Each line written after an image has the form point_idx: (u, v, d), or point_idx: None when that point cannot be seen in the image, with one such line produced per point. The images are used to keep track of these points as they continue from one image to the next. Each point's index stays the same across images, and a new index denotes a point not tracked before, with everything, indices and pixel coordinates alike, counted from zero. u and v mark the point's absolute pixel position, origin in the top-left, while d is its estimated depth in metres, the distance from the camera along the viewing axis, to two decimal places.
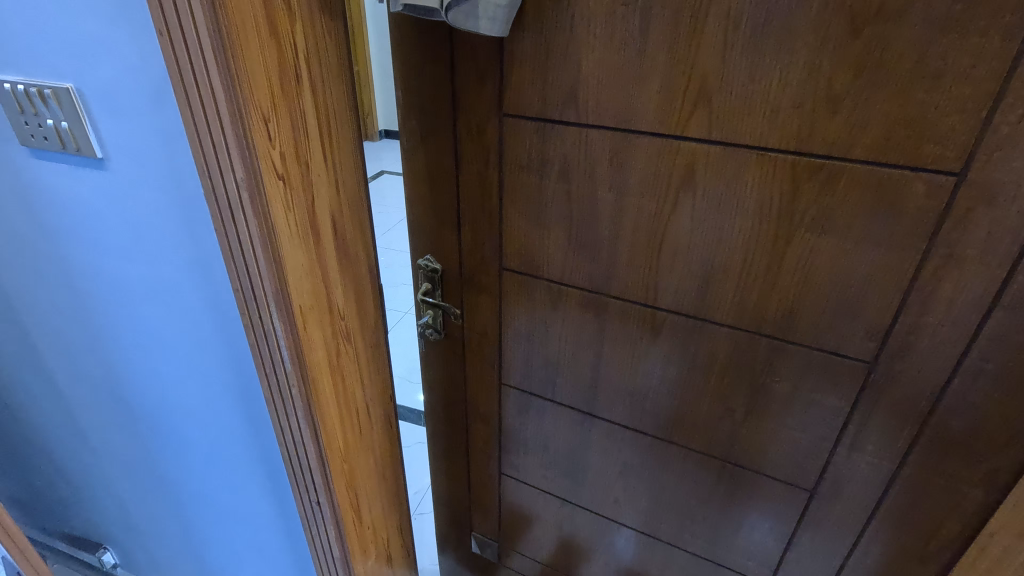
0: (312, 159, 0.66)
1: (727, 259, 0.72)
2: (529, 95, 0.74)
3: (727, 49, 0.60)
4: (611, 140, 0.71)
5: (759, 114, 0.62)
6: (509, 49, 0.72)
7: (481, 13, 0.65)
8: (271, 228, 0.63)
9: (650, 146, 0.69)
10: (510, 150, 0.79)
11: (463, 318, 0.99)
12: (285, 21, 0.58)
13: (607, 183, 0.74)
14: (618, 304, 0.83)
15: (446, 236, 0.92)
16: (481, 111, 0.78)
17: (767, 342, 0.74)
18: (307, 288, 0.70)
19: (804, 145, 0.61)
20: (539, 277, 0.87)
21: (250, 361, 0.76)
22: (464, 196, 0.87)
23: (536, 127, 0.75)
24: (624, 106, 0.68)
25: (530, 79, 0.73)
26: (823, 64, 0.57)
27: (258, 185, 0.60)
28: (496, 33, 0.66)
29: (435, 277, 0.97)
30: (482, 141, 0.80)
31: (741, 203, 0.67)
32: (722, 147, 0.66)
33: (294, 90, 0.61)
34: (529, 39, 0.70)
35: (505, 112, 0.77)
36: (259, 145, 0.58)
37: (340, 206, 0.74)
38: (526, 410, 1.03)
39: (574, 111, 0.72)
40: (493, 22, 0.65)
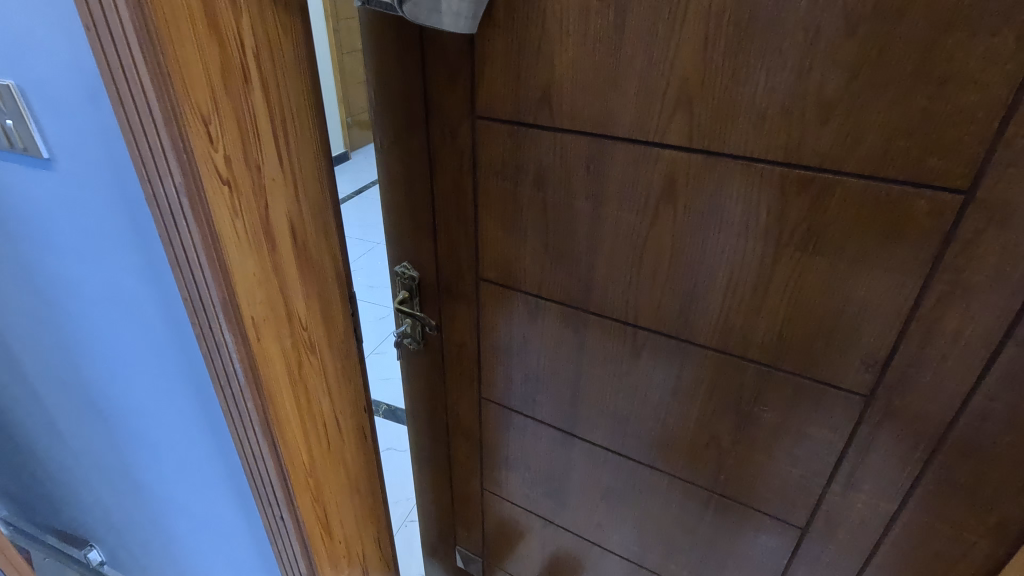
0: (263, 163, 0.62)
1: (710, 277, 0.66)
2: (502, 96, 0.69)
3: (708, 49, 0.55)
4: (587, 146, 0.66)
5: (743, 120, 0.56)
6: (480, 46, 0.67)
7: (445, 8, 0.60)
8: (216, 235, 0.59)
9: (627, 153, 0.64)
10: (484, 154, 0.74)
11: (442, 329, 0.95)
12: (227, 16, 0.54)
13: (584, 193, 0.69)
14: (598, 321, 0.77)
15: (423, 242, 0.88)
16: (453, 113, 0.74)
17: (754, 368, 0.68)
18: (261, 298, 0.67)
19: (793, 156, 0.55)
20: (516, 290, 0.82)
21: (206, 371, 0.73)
22: (440, 201, 0.82)
23: (509, 130, 0.70)
24: (600, 110, 0.63)
25: (501, 78, 0.67)
26: (813, 66, 0.51)
27: (199, 190, 0.56)
28: (461, 29, 0.62)
29: (413, 285, 0.93)
30: (456, 144, 0.76)
31: (725, 218, 0.62)
32: (704, 156, 0.60)
33: (241, 89, 0.58)
34: (499, 36, 0.65)
35: (478, 115, 0.72)
36: (197, 149, 0.55)
37: (300, 211, 0.70)
38: (506, 426, 0.98)
39: (548, 115, 0.67)
40: (457, 18, 0.61)
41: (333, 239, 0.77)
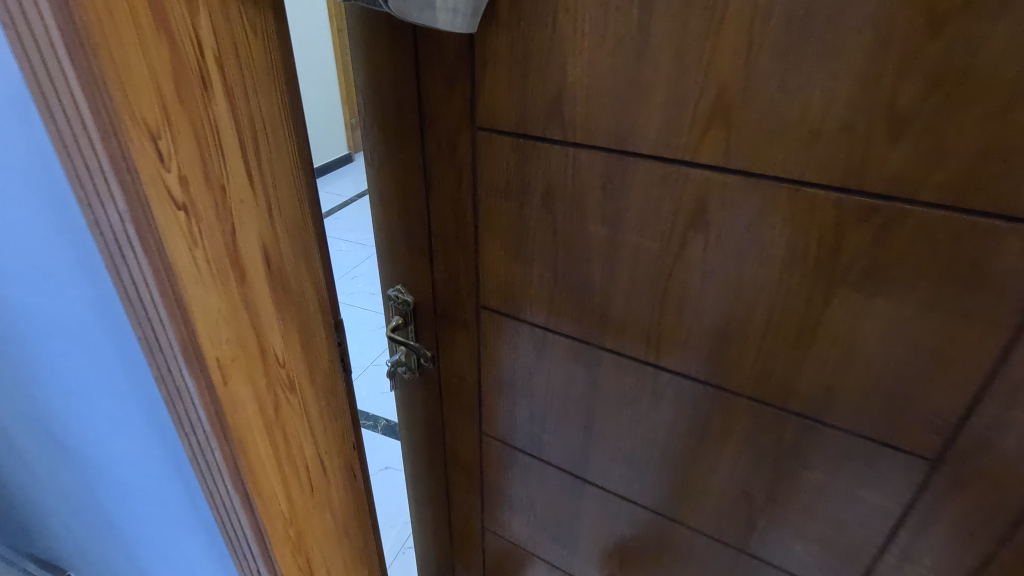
0: (227, 182, 0.54)
1: (746, 316, 0.56)
2: (506, 104, 0.60)
3: (752, 52, 0.45)
4: (603, 164, 0.57)
5: (794, 138, 0.47)
6: (480, 47, 0.58)
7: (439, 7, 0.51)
8: (170, 268, 0.51)
9: (651, 172, 0.55)
10: (485, 170, 0.66)
11: (440, 359, 0.87)
12: (179, 13, 0.46)
13: (599, 216, 0.60)
14: (613, 358, 0.68)
15: (418, 265, 0.80)
16: (451, 122, 0.65)
17: (795, 420, 0.59)
18: (227, 336, 0.58)
19: (854, 181, 0.46)
20: (521, 321, 0.74)
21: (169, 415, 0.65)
22: (437, 220, 0.73)
23: (514, 143, 0.61)
24: (619, 122, 0.54)
25: (504, 84, 0.59)
26: (885, 72, 0.42)
27: (147, 216, 0.48)
28: (458, 28, 0.53)
29: (407, 310, 0.85)
30: (454, 158, 0.67)
31: (767, 249, 0.52)
32: (742, 178, 0.51)
33: (199, 98, 0.49)
34: (503, 35, 0.56)
35: (479, 126, 0.63)
36: (144, 170, 0.46)
37: (275, 235, 0.61)
38: (509, 465, 0.89)
39: (559, 127, 0.58)
40: (452, 16, 0.52)
41: (313, 264, 0.69)
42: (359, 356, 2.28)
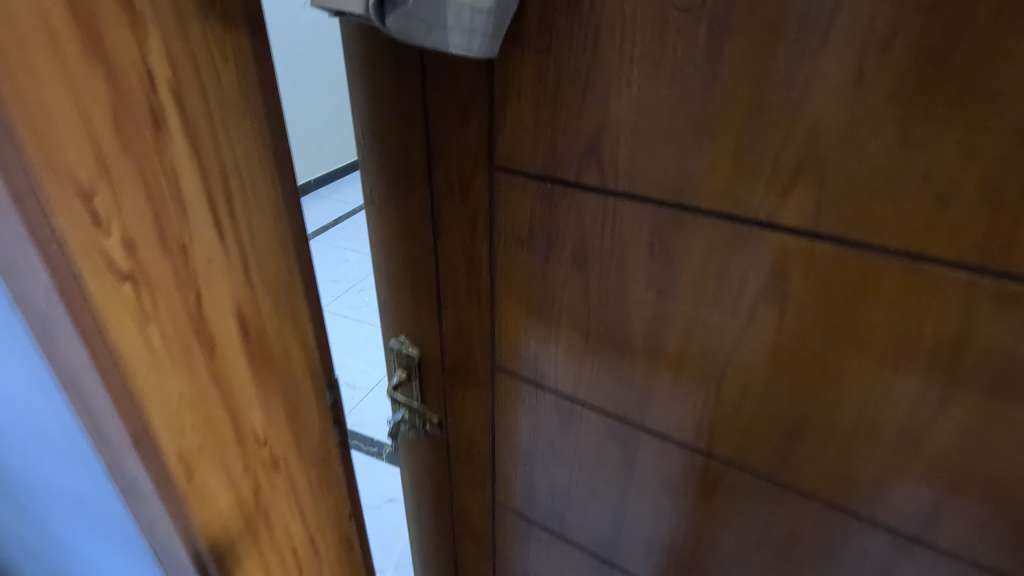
0: (190, 240, 0.44)
1: (828, 409, 0.46)
2: (532, 141, 0.49)
3: (860, 91, 0.35)
4: (650, 217, 0.46)
5: (860, 188, 0.37)
6: (501, 74, 0.48)
7: (451, 27, 0.41)
8: (113, 351, 0.41)
9: (713, 233, 0.44)
10: (504, 217, 0.55)
11: (448, 419, 0.76)
12: (121, 37, 0.36)
13: (644, 279, 0.49)
14: (654, 440, 0.57)
15: (425, 316, 0.69)
16: (465, 161, 0.54)
17: (884, 534, 0.48)
18: (190, 421, 0.48)
19: (937, 244, 0.37)
20: (543, 388, 0.63)
21: (120, 515, 0.53)
22: (446, 269, 0.63)
23: (540, 189, 0.51)
24: (675, 171, 0.43)
25: (529, 119, 0.48)
26: (986, 109, 0.32)
27: (80, 293, 0.38)
28: (480, 53, 0.42)
29: (411, 365, 0.74)
30: (467, 201, 0.57)
31: (863, 334, 0.42)
32: (836, 247, 0.40)
33: (149, 142, 0.39)
34: (529, 61, 0.46)
35: (497, 166, 0.53)
36: (74, 236, 0.36)
37: (252, 296, 0.51)
38: (526, 538, 0.79)
39: (597, 173, 0.47)
40: (460, 37, 0.41)
41: (299, 324, 0.58)
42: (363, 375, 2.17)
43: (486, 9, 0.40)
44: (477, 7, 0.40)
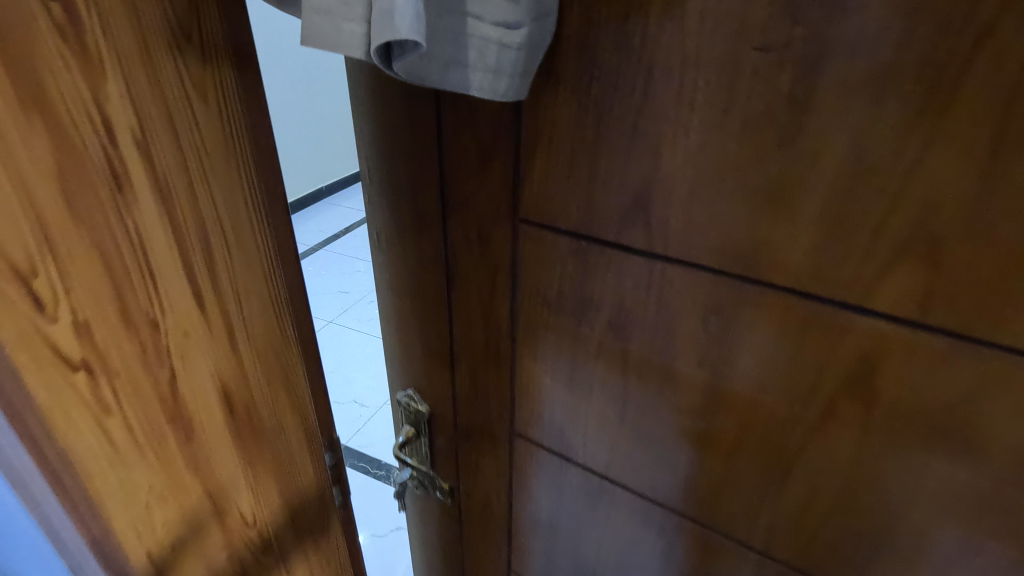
0: (163, 313, 0.37)
1: (921, 523, 0.38)
2: (566, 193, 0.42)
3: (996, 158, 0.28)
4: (701, 286, 0.39)
5: (877, 237, 0.32)
6: (529, 117, 0.41)
7: (475, 66, 0.34)
8: (61, 452, 0.34)
9: (785, 312, 0.37)
10: (529, 274, 0.48)
11: (461, 480, 0.69)
12: (69, 84, 0.30)
13: (695, 355, 0.42)
14: (699, 530, 0.50)
15: (436, 371, 0.62)
16: (484, 210, 0.47)
17: None
18: (160, 517, 0.42)
19: (998, 320, 0.30)
20: (569, 460, 0.56)
21: None
22: (461, 325, 0.56)
23: (573, 247, 0.44)
24: (739, 238, 0.36)
25: (562, 169, 0.41)
26: None
27: (16, 389, 0.31)
28: (505, 97, 0.35)
29: (420, 422, 0.67)
30: (486, 254, 0.50)
31: (975, 444, 0.34)
32: (948, 341, 0.32)
33: (109, 207, 0.33)
34: (563, 103, 0.39)
35: (523, 218, 0.46)
36: (8, 324, 0.30)
37: (240, 367, 0.44)
38: None
39: (642, 234, 0.40)
40: (485, 78, 0.34)
41: (299, 392, 0.51)
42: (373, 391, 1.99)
43: (515, 44, 0.33)
44: (503, 42, 0.33)
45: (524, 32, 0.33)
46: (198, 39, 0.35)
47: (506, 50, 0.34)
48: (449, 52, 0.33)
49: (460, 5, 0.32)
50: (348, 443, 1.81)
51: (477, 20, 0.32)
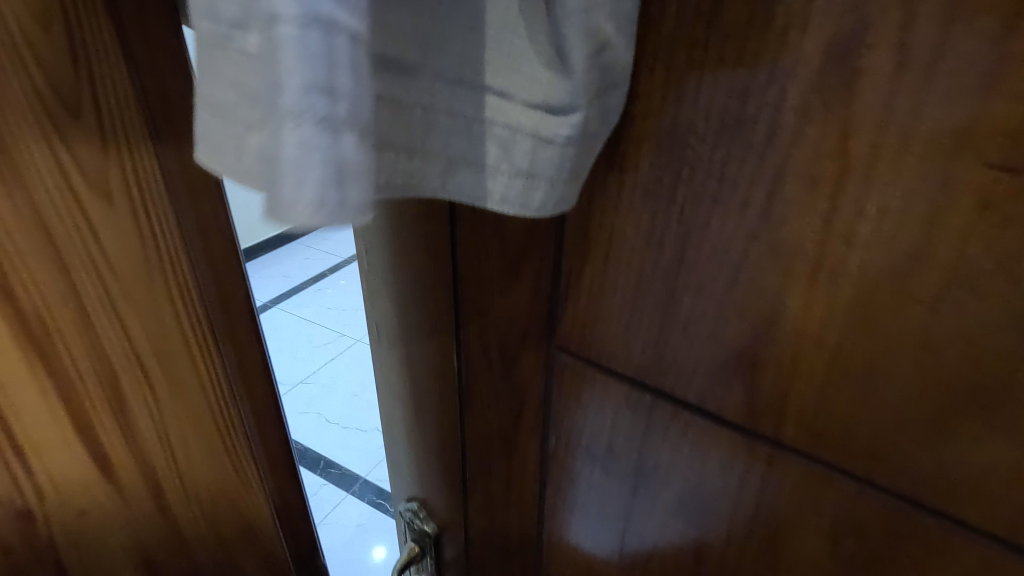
0: (62, 467, 0.30)
1: None
2: (627, 327, 0.29)
3: None
4: (824, 493, 0.26)
5: None
6: (580, 221, 0.28)
7: (496, 169, 0.21)
8: None
9: (975, 560, 0.23)
10: (569, 415, 0.35)
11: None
12: None
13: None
14: None
15: (447, 493, 0.50)
16: (510, 326, 0.35)
17: None
18: None
19: None
20: None
21: None
22: (476, 451, 0.43)
23: (632, 397, 0.31)
24: (906, 444, 0.23)
25: (623, 295, 0.28)
26: None
27: None
28: (547, 214, 0.22)
29: (428, 542, 0.55)
30: (511, 379, 0.37)
31: None
32: None
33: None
34: (632, 208, 0.26)
35: (562, 345, 0.33)
36: None
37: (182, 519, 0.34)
38: None
39: (742, 403, 0.27)
40: (512, 186, 0.21)
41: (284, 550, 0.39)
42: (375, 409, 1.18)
43: (559, 137, 0.20)
44: (540, 134, 0.20)
45: (578, 116, 0.20)
46: (98, 116, 0.25)
47: (546, 146, 0.20)
48: (460, 146, 0.21)
49: (475, 75, 0.20)
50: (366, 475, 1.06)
51: (500, 97, 0.20)
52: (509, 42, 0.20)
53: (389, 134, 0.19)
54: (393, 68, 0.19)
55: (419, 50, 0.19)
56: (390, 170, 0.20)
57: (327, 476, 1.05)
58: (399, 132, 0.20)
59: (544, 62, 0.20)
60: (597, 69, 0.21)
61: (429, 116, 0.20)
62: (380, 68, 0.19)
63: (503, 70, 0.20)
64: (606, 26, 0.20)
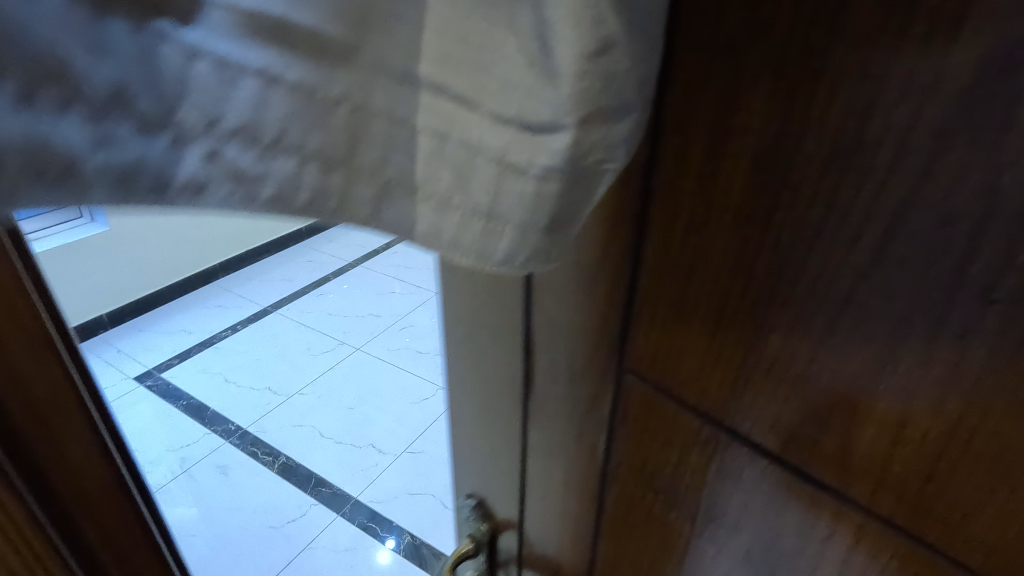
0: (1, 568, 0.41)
1: None
2: (704, 356, 0.27)
3: None
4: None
5: None
6: (660, 238, 0.26)
7: (448, 200, 0.19)
8: None
9: None
10: (634, 440, 0.33)
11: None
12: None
13: None
14: None
15: (505, 493, 0.49)
16: (577, 341, 0.33)
17: None
18: None
19: None
20: None
21: None
22: (535, 459, 0.43)
23: (703, 433, 0.28)
24: None
25: (703, 323, 0.26)
26: None
27: None
28: (495, 262, 0.18)
29: (482, 539, 0.55)
30: (576, 394, 0.35)
31: None
32: None
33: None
34: (721, 229, 0.23)
35: (632, 367, 0.31)
36: None
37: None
38: None
39: (832, 459, 0.23)
40: (472, 224, 0.18)
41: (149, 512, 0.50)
42: (394, 434, 1.48)
43: (536, 167, 0.17)
44: (508, 161, 0.17)
45: (563, 142, 0.16)
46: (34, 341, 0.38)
47: (521, 176, 0.17)
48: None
49: (408, 68, 0.18)
50: (357, 497, 1.31)
51: (462, 105, 0.17)
52: (477, 32, 0.17)
53: (259, 128, 0.19)
54: (288, 39, 0.18)
55: (347, 24, 0.17)
56: (238, 173, 0.19)
57: (317, 493, 1.32)
58: (289, 133, 0.19)
59: (528, 63, 0.16)
60: (595, 78, 0.15)
61: (380, 126, 0.18)
62: (254, 28, 0.18)
63: (471, 73, 0.17)
64: (608, 12, 0.15)
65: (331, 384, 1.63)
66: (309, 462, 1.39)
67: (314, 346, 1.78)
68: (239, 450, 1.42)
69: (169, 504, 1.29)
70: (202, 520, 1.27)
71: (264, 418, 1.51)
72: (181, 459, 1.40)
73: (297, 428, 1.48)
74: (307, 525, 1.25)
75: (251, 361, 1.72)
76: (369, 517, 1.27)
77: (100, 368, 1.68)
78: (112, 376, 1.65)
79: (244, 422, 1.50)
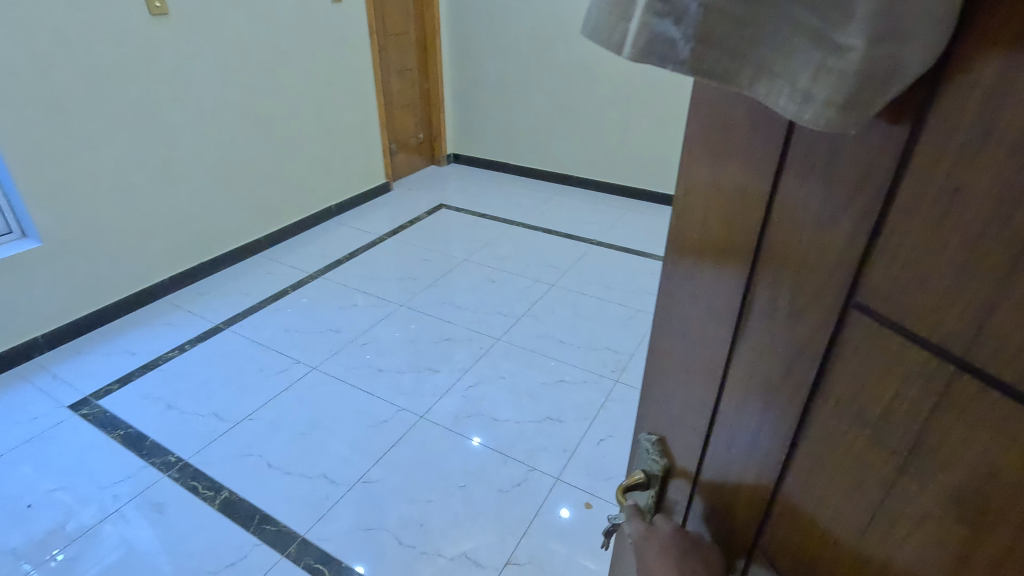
0: None
1: None
2: (947, 288, 0.29)
3: None
4: None
5: None
6: (920, 174, 0.28)
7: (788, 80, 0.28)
8: None
9: None
10: (844, 375, 0.35)
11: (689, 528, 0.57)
12: None
13: None
14: None
15: (689, 430, 0.54)
16: (802, 281, 0.37)
17: None
18: None
19: None
20: None
21: None
22: (730, 395, 0.47)
23: (925, 367, 0.30)
24: None
25: (952, 255, 0.28)
26: None
27: None
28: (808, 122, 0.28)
29: (655, 473, 0.60)
30: (790, 332, 0.39)
31: None
32: None
33: None
34: (992, 161, 0.26)
35: (856, 306, 0.34)
36: None
37: None
38: None
39: None
40: (791, 99, 0.28)
41: None
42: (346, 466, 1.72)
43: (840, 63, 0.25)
44: (827, 59, 0.26)
45: (855, 51, 0.25)
46: None
47: (827, 74, 0.26)
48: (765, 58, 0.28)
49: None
50: (304, 536, 1.52)
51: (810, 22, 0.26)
52: None
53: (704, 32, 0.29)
54: None
55: None
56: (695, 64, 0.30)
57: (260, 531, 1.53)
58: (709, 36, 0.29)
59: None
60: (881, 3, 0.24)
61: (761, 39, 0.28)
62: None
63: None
64: None
65: (280, 411, 1.92)
66: (250, 496, 1.62)
67: (267, 367, 2.11)
68: (174, 485, 1.65)
69: (115, 533, 1.50)
70: (162, 543, 1.49)
71: (203, 450, 1.76)
72: (114, 495, 1.61)
73: (244, 457, 1.74)
74: (248, 567, 1.44)
75: (194, 388, 2.01)
76: (318, 560, 1.46)
77: (32, 404, 1.92)
78: (45, 409, 1.91)
79: (182, 454, 1.75)
